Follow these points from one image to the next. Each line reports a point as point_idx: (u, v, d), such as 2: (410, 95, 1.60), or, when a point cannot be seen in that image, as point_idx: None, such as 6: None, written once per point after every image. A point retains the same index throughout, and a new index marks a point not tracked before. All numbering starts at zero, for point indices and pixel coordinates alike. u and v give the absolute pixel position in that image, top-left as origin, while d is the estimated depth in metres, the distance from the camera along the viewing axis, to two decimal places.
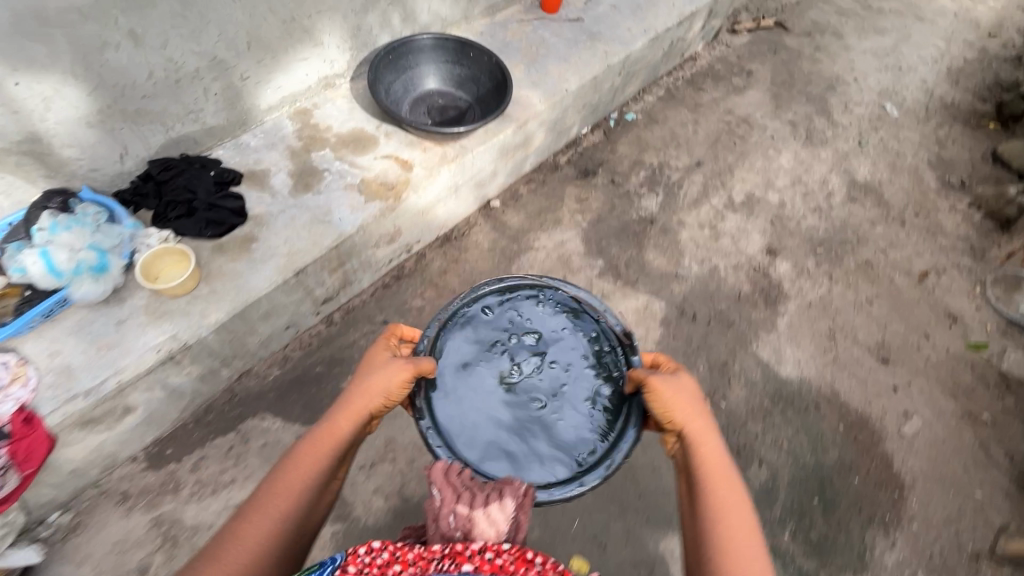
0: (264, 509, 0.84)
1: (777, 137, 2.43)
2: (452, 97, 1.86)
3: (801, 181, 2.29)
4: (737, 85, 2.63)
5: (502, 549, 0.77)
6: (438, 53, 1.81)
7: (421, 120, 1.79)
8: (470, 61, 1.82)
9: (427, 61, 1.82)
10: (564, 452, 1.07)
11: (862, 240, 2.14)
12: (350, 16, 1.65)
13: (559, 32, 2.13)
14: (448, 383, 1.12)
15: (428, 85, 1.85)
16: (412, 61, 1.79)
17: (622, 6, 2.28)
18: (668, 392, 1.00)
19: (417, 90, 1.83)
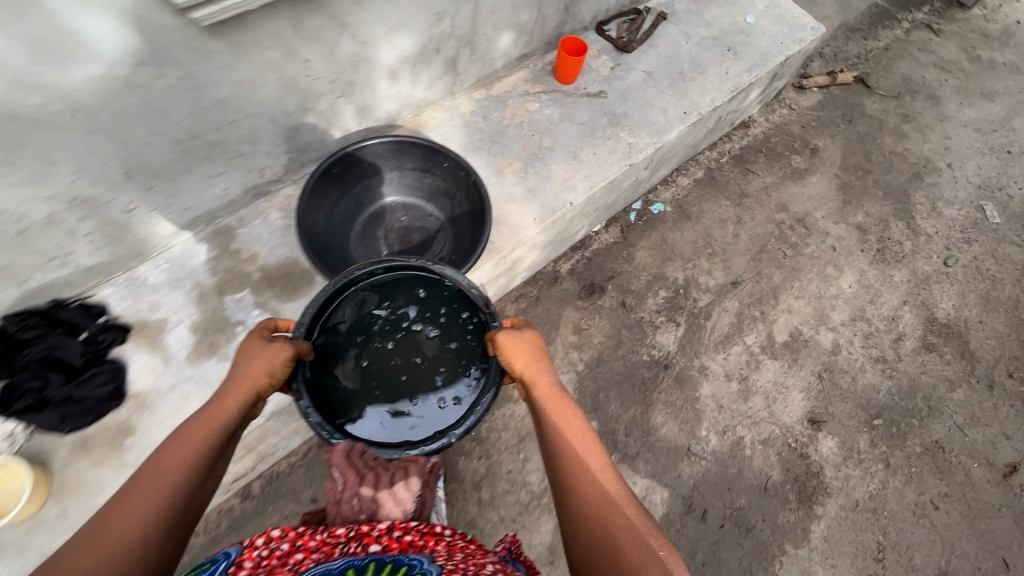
0: (115, 517, 0.59)
1: (840, 248, 1.93)
2: (419, 211, 1.44)
3: (864, 315, 1.81)
4: (797, 167, 2.11)
5: (410, 527, 0.82)
6: (401, 158, 1.38)
7: (375, 248, 1.39)
8: (442, 171, 1.38)
9: (387, 167, 1.39)
10: (431, 427, 1.01)
11: (934, 411, 1.68)
12: (281, 118, 1.24)
13: (572, 112, 1.67)
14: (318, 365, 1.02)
15: (388, 196, 1.44)
16: (366, 168, 1.37)
17: (658, 74, 1.79)
18: (511, 343, 0.92)
19: (374, 203, 1.42)
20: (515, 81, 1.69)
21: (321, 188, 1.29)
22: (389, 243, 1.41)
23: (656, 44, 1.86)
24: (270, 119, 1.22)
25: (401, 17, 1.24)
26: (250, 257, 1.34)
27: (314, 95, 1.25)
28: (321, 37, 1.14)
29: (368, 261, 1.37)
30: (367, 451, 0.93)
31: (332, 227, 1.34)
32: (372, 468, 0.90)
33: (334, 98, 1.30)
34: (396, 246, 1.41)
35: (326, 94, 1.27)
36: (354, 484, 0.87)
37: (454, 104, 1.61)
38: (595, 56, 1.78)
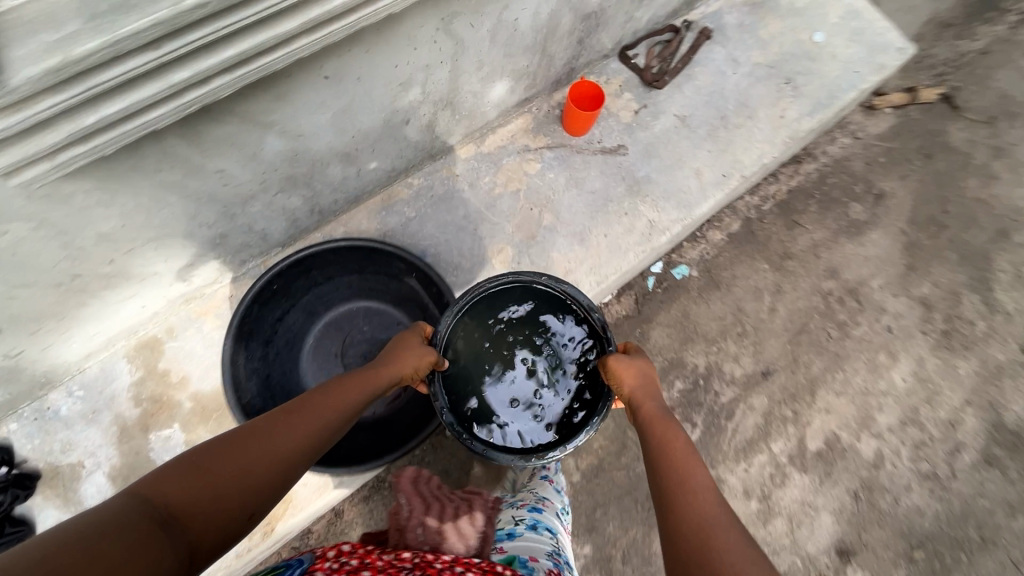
0: (265, 435, 0.64)
1: (898, 330, 1.62)
2: (384, 318, 1.19)
3: (916, 418, 1.54)
4: (855, 219, 1.76)
5: (472, 564, 0.72)
6: (363, 263, 1.12)
7: (331, 368, 1.16)
8: (411, 279, 1.11)
9: (343, 271, 1.12)
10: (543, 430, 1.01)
11: (987, 543, 1.44)
12: (201, 230, 0.97)
13: (582, 176, 1.35)
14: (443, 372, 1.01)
15: (347, 300, 1.18)
16: (316, 276, 1.10)
17: (694, 119, 1.43)
18: (627, 365, 0.91)
19: (329, 310, 1.17)
20: (513, 132, 1.36)
21: (258, 313, 1.04)
22: (348, 361, 1.17)
23: (694, 74, 1.48)
24: (185, 234, 0.95)
25: (349, 98, 0.93)
26: (181, 381, 1.12)
27: (242, 199, 0.97)
28: (235, 142, 0.85)
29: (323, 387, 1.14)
30: (430, 483, 1.03)
31: (277, 351, 1.10)
32: (436, 497, 0.97)
33: (270, 196, 1.02)
34: (357, 364, 1.17)
35: (258, 194, 0.99)
36: (420, 510, 0.91)
37: (435, 167, 1.31)
38: (616, 94, 1.42)
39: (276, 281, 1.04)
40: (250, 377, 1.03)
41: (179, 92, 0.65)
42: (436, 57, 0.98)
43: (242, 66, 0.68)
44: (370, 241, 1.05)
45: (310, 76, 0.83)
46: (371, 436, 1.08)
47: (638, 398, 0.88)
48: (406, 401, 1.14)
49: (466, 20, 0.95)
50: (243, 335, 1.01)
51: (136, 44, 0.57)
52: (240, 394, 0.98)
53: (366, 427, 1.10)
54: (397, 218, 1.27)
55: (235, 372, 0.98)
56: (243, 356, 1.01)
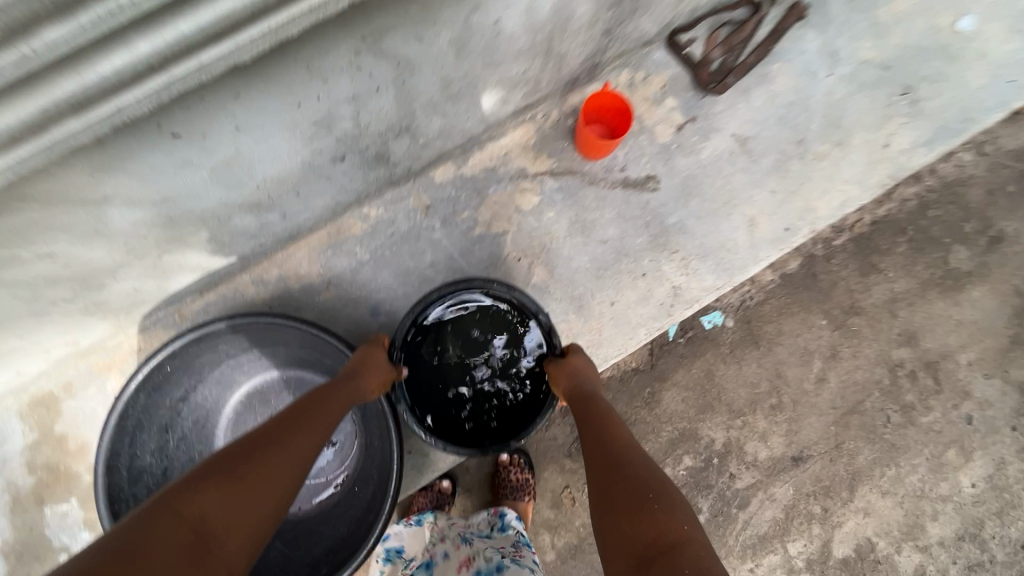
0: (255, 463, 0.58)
1: (979, 422, 1.30)
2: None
3: (978, 534, 1.26)
4: (956, 268, 1.35)
5: None
6: (284, 334, 0.88)
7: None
8: (342, 360, 0.89)
9: (261, 342, 0.91)
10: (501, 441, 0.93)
11: None
12: (60, 305, 0.74)
13: (592, 218, 1.02)
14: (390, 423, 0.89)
15: (272, 370, 0.97)
16: (226, 348, 0.89)
17: (758, 143, 1.04)
18: (565, 368, 0.87)
19: (249, 380, 0.97)
20: (507, 149, 1.02)
21: (148, 400, 0.84)
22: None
23: (771, 74, 1.06)
24: (34, 314, 0.73)
25: (232, 152, 0.64)
26: (82, 448, 0.95)
27: (107, 271, 0.73)
28: (54, 227, 0.59)
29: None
30: None
31: (183, 434, 0.91)
32: None
33: (152, 259, 0.77)
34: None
35: (131, 262, 0.74)
36: None
37: (399, 194, 1.00)
38: (655, 100, 1.04)
39: (169, 362, 0.83)
40: (139, 474, 0.84)
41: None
42: (367, 86, 0.66)
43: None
44: (284, 320, 0.82)
45: (139, 142, 0.54)
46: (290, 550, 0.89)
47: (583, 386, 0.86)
48: (336, 501, 0.94)
49: (407, 35, 0.61)
50: (128, 429, 0.81)
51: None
52: (118, 507, 0.80)
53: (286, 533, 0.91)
54: (347, 260, 1.00)
55: (113, 477, 0.80)
56: (128, 454, 0.82)
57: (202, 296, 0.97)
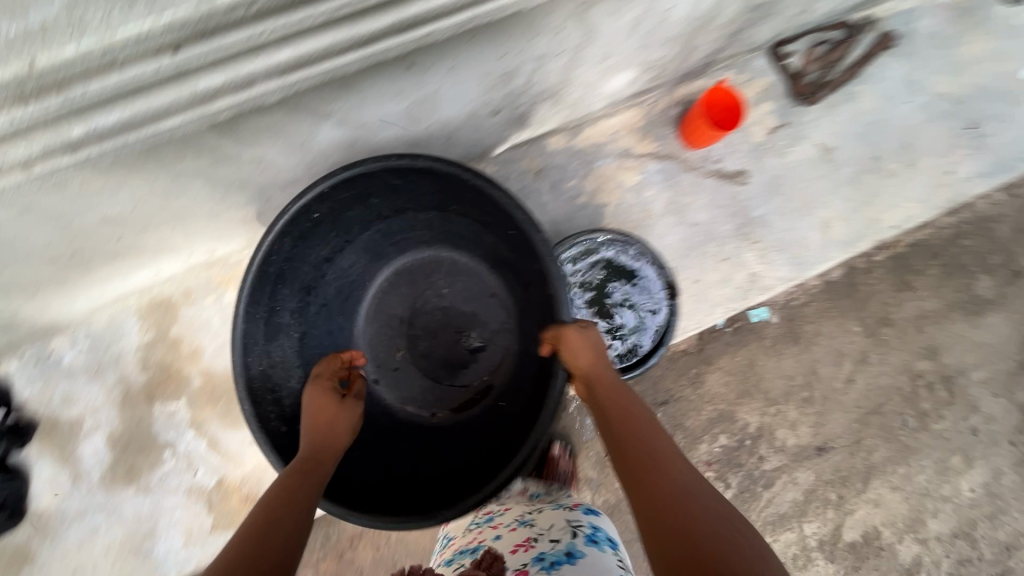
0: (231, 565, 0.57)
1: (984, 434, 1.44)
2: (467, 287, 1.06)
3: (971, 533, 1.40)
4: (978, 296, 1.49)
5: None
6: (432, 197, 0.90)
7: (389, 337, 1.07)
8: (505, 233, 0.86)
9: (419, 205, 0.93)
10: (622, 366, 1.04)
11: None
12: (232, 210, 0.81)
13: (686, 202, 1.11)
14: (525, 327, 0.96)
15: (428, 246, 1.04)
16: (393, 207, 0.93)
17: (840, 155, 1.15)
18: (578, 355, 0.77)
19: (398, 252, 1.03)
20: (617, 128, 1.11)
21: (297, 253, 0.87)
22: (408, 330, 1.06)
23: (857, 94, 1.17)
24: (209, 216, 0.79)
25: (433, 89, 0.71)
26: (193, 354, 1.01)
27: (282, 184, 0.79)
28: (281, 134, 0.65)
29: (376, 355, 1.07)
30: None
31: (330, 293, 0.99)
32: None
33: None
34: (417, 338, 1.06)
35: (303, 179, 0.81)
36: None
37: (515, 155, 1.08)
38: (753, 102, 1.14)
39: (344, 197, 0.84)
40: (282, 336, 0.91)
41: (206, 101, 0.50)
42: (555, 47, 0.73)
43: (284, 75, 0.51)
44: (432, 161, 0.76)
45: (386, 69, 0.61)
46: (404, 454, 0.99)
47: (592, 376, 0.77)
48: (474, 416, 1.03)
49: (611, 9, 0.70)
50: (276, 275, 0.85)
51: (152, 48, 0.45)
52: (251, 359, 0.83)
53: (398, 427, 1.03)
54: None
55: (252, 326, 0.83)
56: (269, 307, 0.86)
57: None
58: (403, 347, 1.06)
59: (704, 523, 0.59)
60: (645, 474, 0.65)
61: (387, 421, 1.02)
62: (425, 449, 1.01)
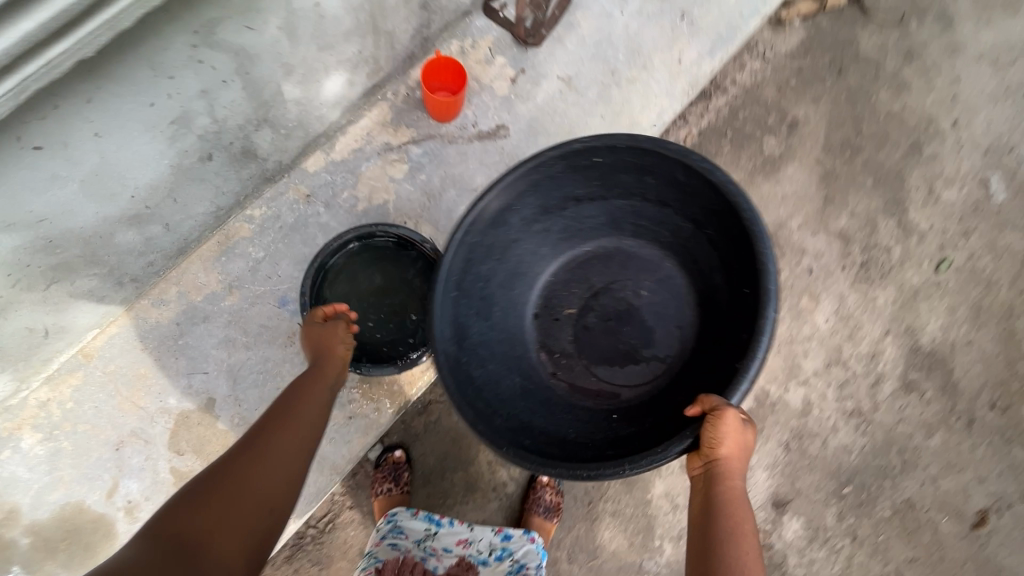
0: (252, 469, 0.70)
1: (818, 269, 1.58)
2: (665, 304, 1.21)
3: (840, 357, 1.54)
4: (770, 155, 1.64)
5: None
6: (664, 207, 1.12)
7: (570, 293, 1.24)
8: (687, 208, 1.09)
9: (675, 189, 1.06)
10: (610, 377, 1.19)
11: (908, 465, 1.51)
12: None
13: (460, 173, 1.15)
14: (612, 274, 1.23)
15: (660, 248, 1.21)
16: (660, 197, 1.10)
17: (581, 80, 1.22)
18: (735, 439, 0.83)
19: (633, 238, 1.22)
20: (368, 128, 1.13)
21: (501, 233, 1.09)
22: (593, 304, 1.23)
23: (577, 21, 1.25)
24: None
25: (96, 161, 0.70)
26: (9, 516, 0.93)
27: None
28: None
29: (548, 296, 1.24)
30: None
31: (555, 228, 1.18)
32: None
33: (44, 289, 0.81)
34: (597, 301, 1.23)
35: (23, 294, 0.78)
36: None
37: (278, 189, 1.08)
38: (487, 61, 1.19)
39: (589, 162, 1.05)
40: (494, 258, 1.12)
41: None
42: (214, 83, 0.75)
43: None
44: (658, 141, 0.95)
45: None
46: (508, 373, 1.15)
47: (717, 471, 0.83)
48: (583, 407, 1.16)
49: (238, 24, 0.70)
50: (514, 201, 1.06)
51: None
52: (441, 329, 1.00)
53: (517, 342, 1.20)
54: (244, 262, 1.05)
55: (443, 311, 1.01)
56: (465, 287, 1.08)
57: (104, 331, 0.99)
58: (574, 304, 1.24)
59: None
60: (711, 557, 0.77)
61: (516, 343, 1.19)
62: (523, 375, 1.18)
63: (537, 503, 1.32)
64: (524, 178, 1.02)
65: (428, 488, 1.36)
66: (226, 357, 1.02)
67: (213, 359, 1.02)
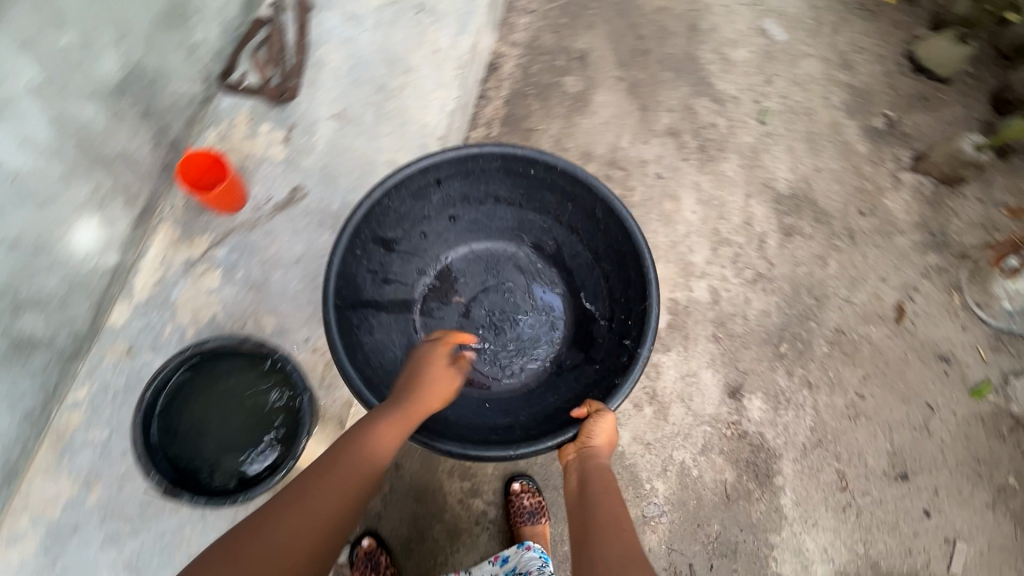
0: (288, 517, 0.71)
1: (666, 171, 1.64)
2: (551, 310, 1.30)
3: (722, 237, 1.60)
4: (576, 91, 1.69)
5: None
6: (574, 220, 1.19)
7: (467, 281, 1.31)
8: (574, 224, 1.20)
9: (573, 220, 1.19)
10: (488, 366, 1.25)
11: (821, 300, 1.58)
12: None
13: (276, 251, 1.09)
14: (510, 274, 1.32)
15: (558, 264, 1.30)
16: (573, 223, 1.20)
17: (353, 111, 1.20)
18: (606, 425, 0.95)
19: (531, 248, 1.31)
20: (161, 254, 1.05)
21: (411, 208, 1.14)
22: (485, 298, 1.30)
23: (323, 57, 1.22)
24: None
25: None
26: None
27: None
28: None
29: (446, 274, 1.30)
30: None
31: (468, 221, 1.26)
32: None
33: None
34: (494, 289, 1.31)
35: None
36: None
37: (93, 360, 0.99)
38: (251, 134, 1.14)
39: (523, 172, 1.13)
40: (406, 228, 1.18)
41: None
42: None
43: None
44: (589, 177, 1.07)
45: None
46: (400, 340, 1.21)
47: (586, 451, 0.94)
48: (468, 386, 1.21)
49: None
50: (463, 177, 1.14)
51: None
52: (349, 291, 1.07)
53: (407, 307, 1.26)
54: (91, 451, 0.96)
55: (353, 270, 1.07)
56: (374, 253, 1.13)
57: None
58: (470, 291, 1.31)
59: (602, 556, 0.73)
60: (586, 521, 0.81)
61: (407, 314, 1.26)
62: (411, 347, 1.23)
63: (519, 511, 1.28)
64: (458, 164, 1.10)
65: (414, 557, 1.29)
66: (117, 555, 0.95)
67: (103, 566, 0.94)
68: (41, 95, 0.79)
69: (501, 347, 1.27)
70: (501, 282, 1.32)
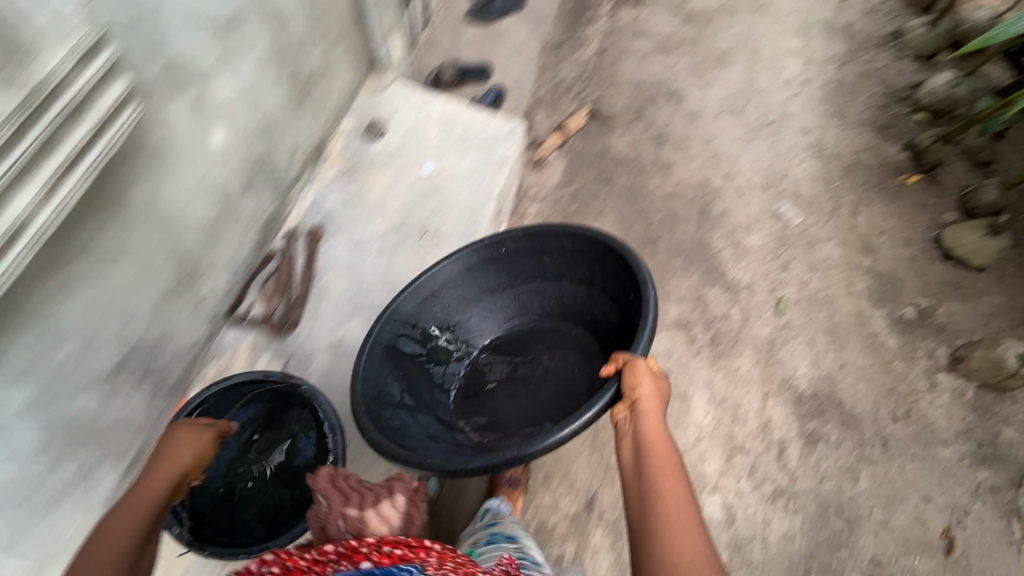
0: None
1: (674, 367, 1.58)
2: (579, 367, 1.16)
3: (736, 444, 1.50)
4: None
5: (400, 541, 0.69)
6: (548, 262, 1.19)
7: (494, 363, 1.24)
8: (561, 267, 1.19)
9: (549, 259, 1.18)
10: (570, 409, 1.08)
11: (853, 523, 1.42)
12: None
13: (258, 494, 1.12)
14: (524, 346, 1.24)
15: (570, 325, 1.22)
16: (557, 271, 1.19)
17: (349, 341, 1.23)
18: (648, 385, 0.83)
19: (551, 322, 1.24)
20: None
21: (447, 315, 1.22)
22: (394, 364, 1.13)
23: (326, 285, 1.28)
24: None
25: None
26: None
27: None
28: None
29: (473, 373, 1.24)
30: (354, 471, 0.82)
31: (490, 308, 1.25)
32: (356, 489, 0.78)
33: None
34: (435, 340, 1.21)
35: None
36: (334, 508, 0.76)
37: None
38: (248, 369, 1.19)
39: (499, 251, 1.18)
40: (446, 316, 1.21)
41: None
42: None
43: None
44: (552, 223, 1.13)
45: None
46: (517, 410, 1.15)
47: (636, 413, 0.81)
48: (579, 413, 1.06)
49: None
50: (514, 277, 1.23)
51: None
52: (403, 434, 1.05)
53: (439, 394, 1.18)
54: None
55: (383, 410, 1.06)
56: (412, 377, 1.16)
57: None
58: (495, 379, 1.22)
59: None
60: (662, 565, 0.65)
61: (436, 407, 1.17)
62: (514, 403, 1.16)
63: None
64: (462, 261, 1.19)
65: None
66: None
67: None
68: (39, 409, 0.86)
69: (552, 406, 1.11)
70: (510, 349, 1.25)
